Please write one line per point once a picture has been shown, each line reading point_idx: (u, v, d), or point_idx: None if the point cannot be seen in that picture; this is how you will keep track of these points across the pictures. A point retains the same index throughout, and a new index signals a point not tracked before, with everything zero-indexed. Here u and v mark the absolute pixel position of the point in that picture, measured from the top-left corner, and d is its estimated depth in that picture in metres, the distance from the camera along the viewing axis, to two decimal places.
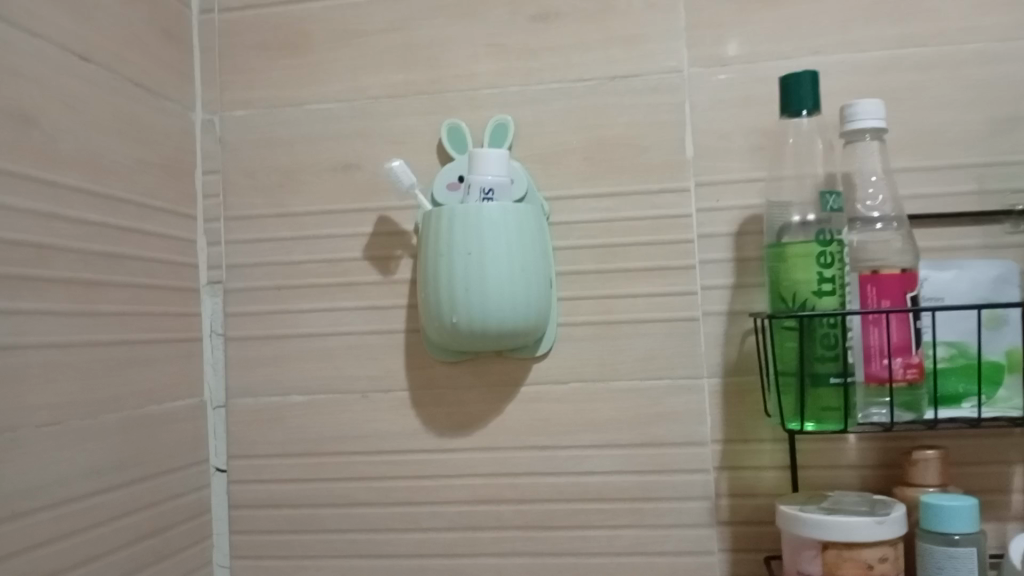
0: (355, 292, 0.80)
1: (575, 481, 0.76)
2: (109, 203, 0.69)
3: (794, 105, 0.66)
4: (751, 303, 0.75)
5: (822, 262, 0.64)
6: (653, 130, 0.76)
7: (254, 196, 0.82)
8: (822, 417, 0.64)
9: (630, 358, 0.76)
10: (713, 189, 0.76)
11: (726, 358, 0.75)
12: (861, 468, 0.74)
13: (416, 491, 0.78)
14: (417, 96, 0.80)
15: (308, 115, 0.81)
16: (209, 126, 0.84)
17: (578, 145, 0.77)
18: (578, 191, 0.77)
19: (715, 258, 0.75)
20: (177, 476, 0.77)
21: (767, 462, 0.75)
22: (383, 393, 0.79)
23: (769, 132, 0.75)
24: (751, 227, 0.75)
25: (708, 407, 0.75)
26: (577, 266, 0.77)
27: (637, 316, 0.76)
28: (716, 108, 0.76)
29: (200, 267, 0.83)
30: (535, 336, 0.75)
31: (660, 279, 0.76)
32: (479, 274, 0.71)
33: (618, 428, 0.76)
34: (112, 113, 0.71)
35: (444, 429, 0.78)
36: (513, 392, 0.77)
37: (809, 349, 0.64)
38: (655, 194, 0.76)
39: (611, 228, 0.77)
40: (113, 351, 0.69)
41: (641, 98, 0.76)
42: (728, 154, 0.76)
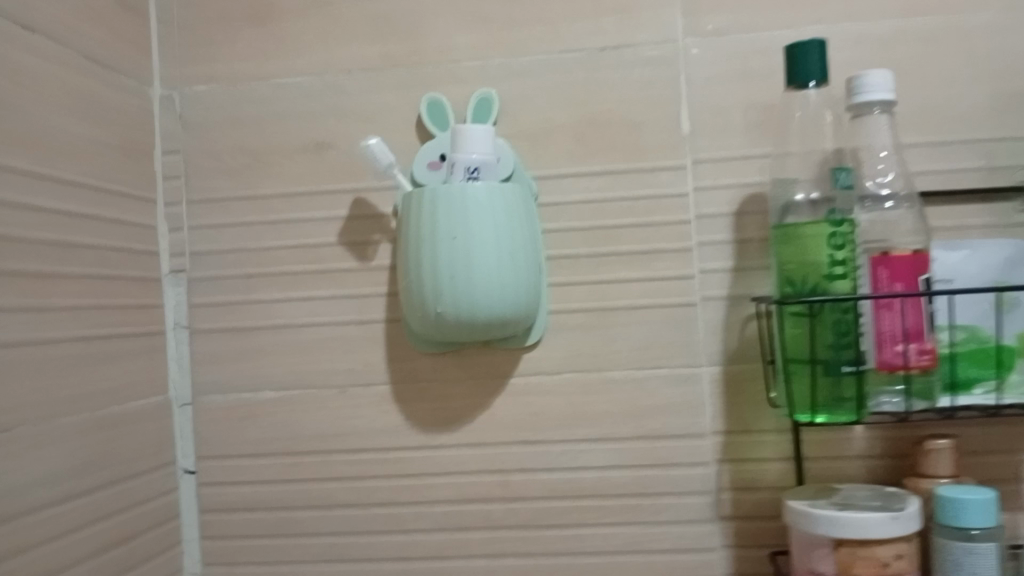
0: (330, 280, 0.75)
1: (569, 478, 0.72)
2: (61, 188, 0.64)
3: (800, 77, 0.61)
4: (752, 287, 0.71)
5: (833, 244, 0.60)
6: (647, 104, 0.72)
7: (219, 178, 0.77)
8: (834, 409, 0.61)
9: (625, 347, 0.72)
10: (711, 167, 0.71)
11: (726, 346, 0.71)
12: (868, 459, 0.70)
13: (400, 492, 0.74)
14: (394, 69, 0.74)
15: (277, 90, 0.76)
16: (168, 102, 0.77)
17: (568, 121, 0.72)
18: (569, 169, 0.72)
19: (714, 240, 0.71)
20: (143, 482, 0.71)
21: (771, 454, 0.71)
22: (363, 388, 0.74)
23: (769, 105, 0.70)
24: (751, 207, 0.71)
25: (708, 397, 0.71)
26: (569, 250, 0.72)
27: (632, 303, 0.72)
28: (714, 79, 0.71)
29: (162, 256, 0.77)
30: (526, 325, 0.71)
31: (657, 263, 0.71)
32: (466, 261, 0.66)
33: (613, 422, 0.72)
34: (64, 88, 0.64)
35: (429, 425, 0.73)
36: (501, 384, 0.73)
37: (820, 335, 0.61)
38: (649, 173, 0.72)
39: (604, 209, 0.72)
40: (70, 348, 0.63)
41: (633, 71, 0.72)
42: (725, 129, 0.71)
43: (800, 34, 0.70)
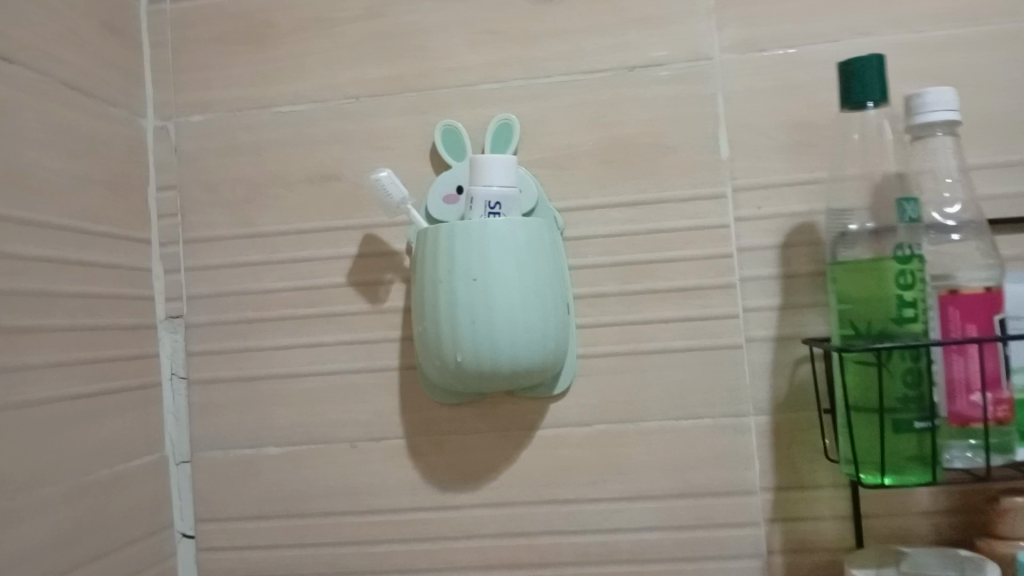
0: (338, 323, 0.68)
1: (603, 540, 0.65)
2: (39, 231, 0.58)
3: (857, 98, 0.55)
4: (801, 326, 0.64)
5: (901, 283, 0.53)
6: (681, 127, 0.65)
7: (217, 215, 0.71)
8: (904, 469, 0.54)
9: (661, 394, 0.65)
10: (753, 194, 0.65)
11: (775, 391, 0.64)
12: (935, 516, 0.63)
13: (417, 556, 0.67)
14: (404, 93, 0.68)
15: (277, 118, 0.70)
16: (161, 134, 0.72)
17: (593, 146, 0.66)
18: (595, 199, 0.66)
19: (758, 274, 0.65)
20: (136, 551, 0.65)
21: (827, 511, 0.64)
22: (374, 442, 0.68)
23: (816, 125, 0.64)
24: (799, 237, 0.64)
25: (756, 448, 0.64)
26: (598, 287, 0.66)
27: (669, 346, 0.65)
28: (754, 98, 0.65)
29: (157, 300, 0.71)
30: (553, 372, 0.64)
31: (696, 301, 0.65)
32: (487, 304, 0.60)
33: (651, 477, 0.65)
34: (42, 122, 0.59)
35: (447, 483, 0.67)
36: (527, 437, 0.66)
37: (887, 387, 0.54)
38: (685, 202, 0.65)
39: (635, 242, 0.65)
40: (51, 410, 0.57)
41: (665, 90, 0.65)
42: (769, 153, 0.65)
43: (847, 46, 0.64)
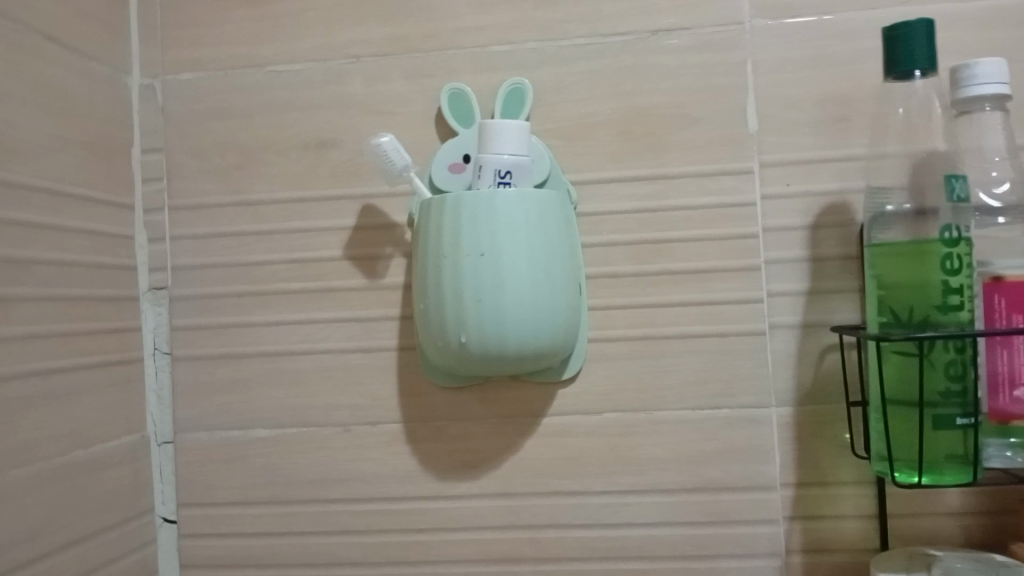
0: (333, 300, 0.64)
1: (612, 536, 0.62)
2: (9, 192, 0.53)
3: (905, 66, 0.51)
4: (829, 312, 0.60)
5: (947, 268, 0.49)
6: (705, 98, 0.61)
7: (205, 180, 0.66)
8: (942, 468, 0.50)
9: (677, 383, 0.61)
10: (781, 170, 0.60)
11: (799, 381, 0.60)
12: (963, 517, 0.59)
13: (413, 548, 0.63)
14: (408, 54, 0.64)
15: (272, 78, 0.65)
16: (147, 93, 0.67)
17: (611, 116, 0.62)
18: (611, 173, 0.62)
19: (784, 257, 0.60)
20: (112, 537, 0.61)
21: (850, 510, 0.60)
22: (369, 427, 0.64)
23: (851, 99, 0.60)
24: (829, 219, 0.60)
25: (778, 442, 0.60)
26: (613, 267, 0.61)
27: (687, 331, 0.61)
28: (786, 68, 0.60)
29: (140, 270, 0.67)
30: (563, 356, 0.60)
31: (716, 284, 0.61)
32: (495, 282, 0.56)
33: (664, 471, 0.61)
34: (14, 73, 0.54)
35: (447, 472, 0.63)
36: (533, 424, 0.62)
37: (928, 379, 0.50)
38: (708, 178, 0.61)
39: (654, 220, 0.61)
40: (20, 387, 0.53)
41: (690, 58, 0.61)
42: (799, 127, 0.60)
43: (887, 14, 0.59)
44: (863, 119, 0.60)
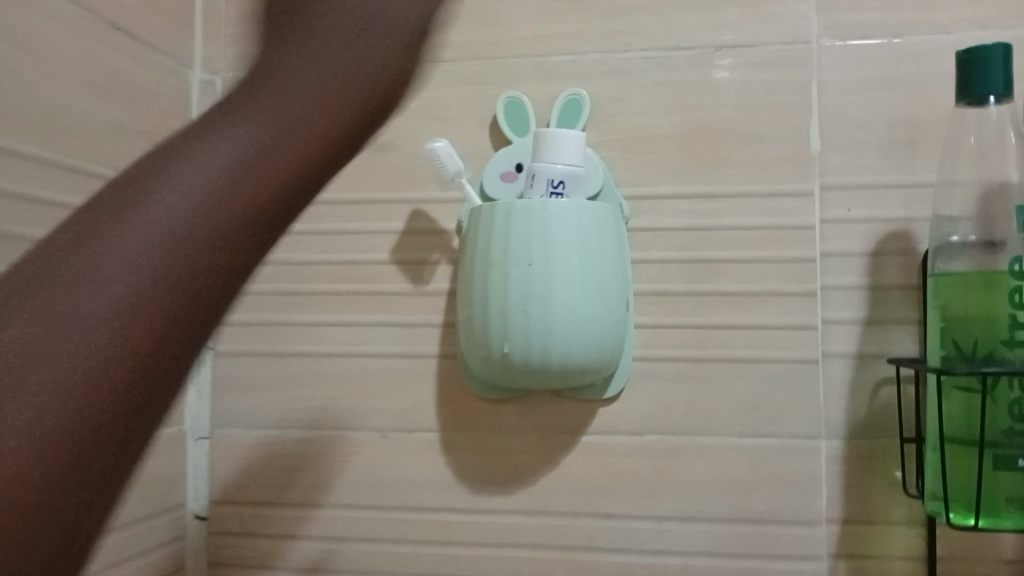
0: (378, 303, 0.64)
1: (649, 562, 0.60)
2: (71, 178, 0.54)
3: (979, 90, 0.48)
4: (887, 343, 0.58)
5: (1017, 301, 0.47)
6: (768, 117, 0.59)
7: None
8: (1001, 511, 0.47)
9: (724, 407, 0.59)
10: (844, 194, 0.59)
11: (851, 414, 0.58)
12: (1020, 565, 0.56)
13: (443, 560, 0.62)
14: (469, 61, 0.63)
15: None
16: (208, 89, 0.68)
17: (671, 131, 0.60)
18: (667, 188, 0.60)
19: (844, 284, 0.58)
20: (143, 528, 0.61)
21: (899, 551, 0.57)
22: (407, 433, 0.63)
23: (921, 124, 0.58)
24: (893, 246, 0.58)
25: (827, 477, 0.58)
26: (664, 284, 0.60)
27: (736, 354, 0.59)
28: (853, 90, 0.59)
29: None
30: (607, 373, 0.59)
31: (772, 308, 0.59)
32: (541, 293, 0.55)
33: (706, 497, 0.59)
34: (84, 62, 0.55)
35: (482, 484, 0.62)
36: (572, 442, 0.61)
37: (991, 417, 0.47)
38: (769, 198, 0.59)
39: (708, 238, 0.60)
40: None
41: (756, 75, 0.60)
42: (865, 151, 0.58)
43: (962, 39, 0.57)
44: (933, 145, 0.58)
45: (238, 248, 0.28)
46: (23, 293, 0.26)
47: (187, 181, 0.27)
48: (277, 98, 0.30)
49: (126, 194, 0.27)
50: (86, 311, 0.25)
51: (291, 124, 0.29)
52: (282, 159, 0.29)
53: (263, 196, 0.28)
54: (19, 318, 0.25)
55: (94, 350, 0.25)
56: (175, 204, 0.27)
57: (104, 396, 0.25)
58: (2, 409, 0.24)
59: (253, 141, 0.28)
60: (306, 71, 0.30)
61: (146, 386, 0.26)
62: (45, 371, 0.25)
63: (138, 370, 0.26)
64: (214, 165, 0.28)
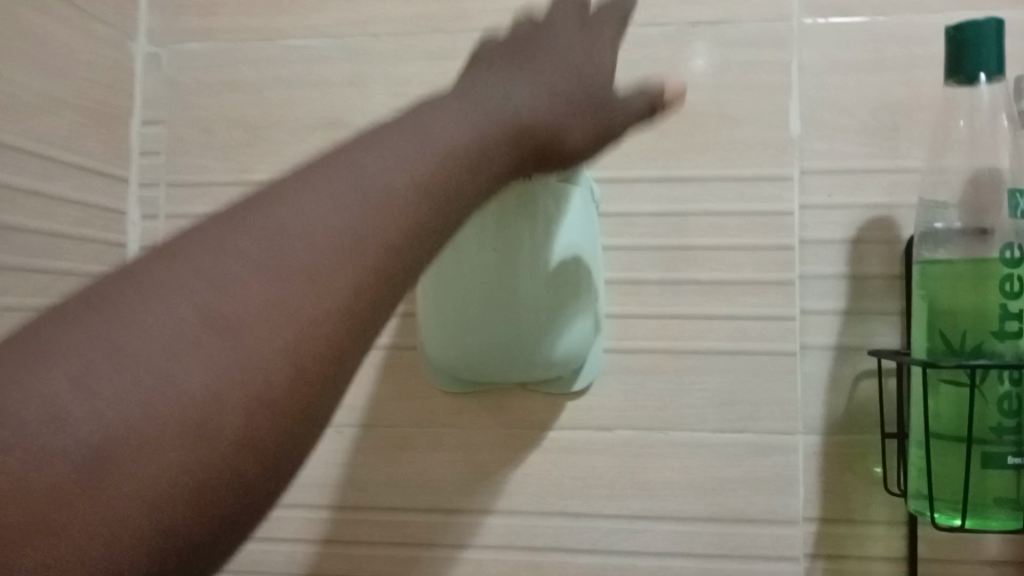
0: None
1: (618, 565, 0.57)
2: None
3: (971, 70, 0.46)
4: (868, 335, 0.55)
5: (1007, 290, 0.45)
6: (747, 98, 0.56)
7: (207, 157, 0.62)
8: (988, 512, 0.45)
9: (698, 402, 0.56)
10: (825, 179, 0.56)
11: (830, 409, 0.56)
12: (1003, 567, 0.54)
13: (401, 563, 0.59)
14: (432, 36, 0.60)
15: (285, 52, 0.61)
16: (153, 62, 0.63)
17: (644, 111, 0.57)
18: (640, 172, 0.57)
19: (823, 273, 0.56)
20: None
21: (879, 552, 0.55)
22: (365, 429, 0.59)
23: (905, 107, 0.55)
24: (875, 234, 0.56)
25: (804, 474, 0.56)
26: (636, 273, 0.57)
27: (711, 347, 0.56)
28: (835, 70, 0.56)
29: (130, 248, 0.63)
30: (574, 366, 0.55)
31: (749, 298, 0.56)
32: (505, 280, 0.51)
33: (678, 496, 0.56)
34: (10, 28, 0.52)
35: (444, 483, 0.58)
36: (539, 439, 0.58)
37: (980, 413, 0.45)
38: (747, 182, 0.56)
39: (682, 225, 0.57)
40: None
41: (734, 53, 0.57)
42: (847, 134, 0.56)
43: (949, 19, 0.55)
44: (918, 129, 0.55)
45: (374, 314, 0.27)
46: (196, 311, 0.24)
47: (337, 225, 0.27)
48: (403, 154, 0.30)
49: (274, 221, 0.26)
50: (247, 322, 0.24)
51: (415, 187, 0.29)
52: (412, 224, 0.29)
53: (396, 263, 0.28)
54: (194, 330, 0.24)
55: (260, 365, 0.24)
56: (331, 248, 0.26)
57: (273, 423, 0.24)
58: (181, 413, 0.23)
59: (389, 200, 0.28)
60: (421, 141, 0.31)
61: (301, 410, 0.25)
62: (213, 372, 0.23)
63: (292, 399, 0.24)
64: (370, 205, 0.28)
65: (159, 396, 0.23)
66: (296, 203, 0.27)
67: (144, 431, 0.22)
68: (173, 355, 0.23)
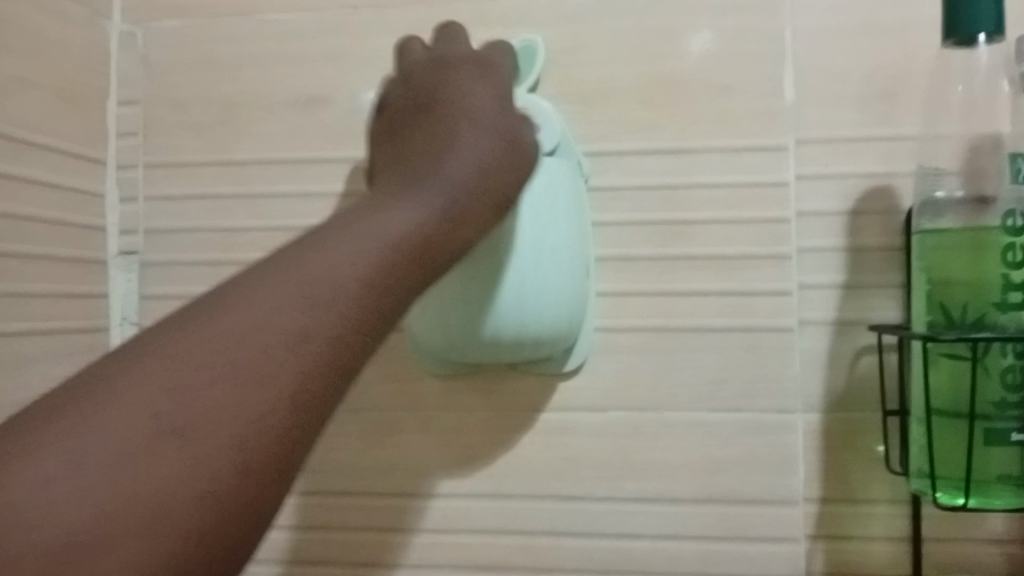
0: None
1: (613, 548, 0.55)
2: None
3: (967, 29, 0.44)
4: (867, 309, 0.54)
5: (1009, 260, 0.44)
6: (738, 64, 0.54)
7: (185, 137, 0.61)
8: (992, 489, 0.43)
9: (691, 380, 0.55)
10: (820, 148, 0.54)
11: (829, 386, 0.54)
12: (1008, 545, 0.52)
13: (391, 549, 0.57)
14: (412, 7, 0.58)
15: (261, 27, 0.59)
16: (127, 40, 0.62)
17: (632, 81, 0.55)
18: (630, 144, 0.55)
19: (820, 246, 0.54)
20: None
21: (880, 531, 0.54)
22: (352, 414, 0.58)
23: (903, 71, 0.53)
24: (872, 204, 0.54)
25: (803, 453, 0.54)
26: (627, 249, 0.55)
27: (704, 323, 0.55)
28: (829, 35, 0.54)
29: (109, 233, 0.61)
30: (565, 346, 0.54)
31: (742, 272, 0.54)
32: (489, 259, 0.50)
33: (673, 477, 0.55)
34: None
35: (434, 468, 0.57)
36: (529, 421, 0.56)
37: (983, 387, 0.44)
38: (740, 153, 0.54)
39: (673, 198, 0.55)
40: None
41: (724, 19, 0.54)
42: (842, 101, 0.54)
43: None
44: (917, 95, 0.53)
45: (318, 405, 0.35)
46: (157, 417, 0.32)
47: (286, 332, 0.35)
48: (356, 262, 0.38)
49: (234, 327, 0.34)
50: (209, 414, 0.32)
51: (335, 297, 0.36)
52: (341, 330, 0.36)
53: (329, 361, 0.35)
54: (152, 433, 0.31)
55: (230, 444, 0.32)
56: (277, 353, 0.34)
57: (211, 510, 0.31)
58: (144, 496, 0.30)
59: (317, 310, 0.36)
60: (367, 246, 0.39)
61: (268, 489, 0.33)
62: (178, 464, 0.31)
63: (242, 481, 0.32)
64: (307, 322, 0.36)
65: (125, 484, 0.30)
66: (258, 307, 0.35)
67: (121, 511, 0.30)
68: (133, 456, 0.31)
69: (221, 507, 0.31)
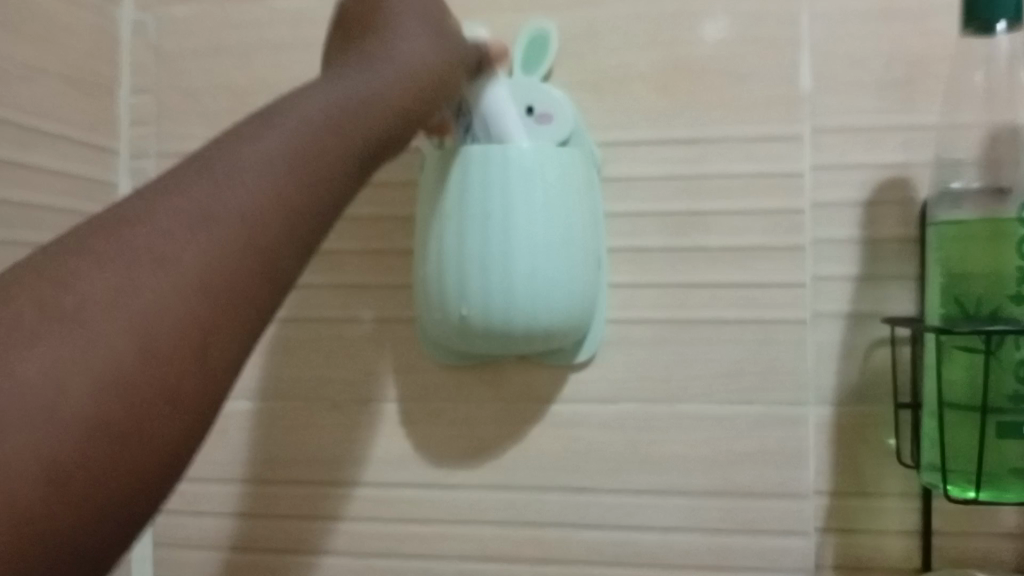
0: (329, 262, 0.58)
1: (622, 540, 0.55)
2: None
3: (989, 15, 0.43)
4: (881, 301, 0.53)
5: None
6: (753, 52, 0.54)
7: (196, 125, 0.60)
8: (1004, 484, 0.43)
9: (703, 372, 0.54)
10: (836, 138, 0.54)
11: (843, 379, 0.54)
12: (1022, 541, 0.52)
13: (401, 540, 0.57)
14: None
15: (272, 14, 0.59)
16: (138, 26, 0.61)
17: (646, 69, 0.55)
18: (643, 134, 0.55)
19: (835, 236, 0.54)
20: None
21: (891, 525, 0.53)
22: (362, 404, 0.58)
23: (922, 60, 0.52)
24: (889, 196, 0.53)
25: (815, 446, 0.54)
26: (640, 239, 0.55)
27: (717, 315, 0.54)
28: (847, 22, 0.53)
29: None
30: (576, 337, 0.54)
31: (756, 264, 0.54)
32: (501, 249, 0.50)
33: (684, 470, 0.55)
34: None
35: (444, 458, 0.57)
36: (540, 412, 0.56)
37: (996, 380, 0.43)
38: (755, 142, 0.54)
39: (687, 189, 0.54)
40: None
41: (739, 6, 0.54)
42: (859, 90, 0.53)
43: None
44: (936, 84, 0.52)
45: (263, 292, 0.30)
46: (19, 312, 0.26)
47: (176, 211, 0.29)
48: (284, 141, 0.32)
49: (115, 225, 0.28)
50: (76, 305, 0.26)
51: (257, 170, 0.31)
52: (276, 213, 0.31)
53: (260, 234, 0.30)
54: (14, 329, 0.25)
55: (123, 365, 0.26)
56: (167, 228, 0.28)
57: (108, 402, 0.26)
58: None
59: (220, 182, 0.30)
60: (294, 123, 0.33)
61: (212, 391, 0.28)
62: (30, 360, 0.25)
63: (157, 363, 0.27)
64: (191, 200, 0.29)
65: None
66: (155, 208, 0.29)
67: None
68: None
69: (142, 418, 0.26)
